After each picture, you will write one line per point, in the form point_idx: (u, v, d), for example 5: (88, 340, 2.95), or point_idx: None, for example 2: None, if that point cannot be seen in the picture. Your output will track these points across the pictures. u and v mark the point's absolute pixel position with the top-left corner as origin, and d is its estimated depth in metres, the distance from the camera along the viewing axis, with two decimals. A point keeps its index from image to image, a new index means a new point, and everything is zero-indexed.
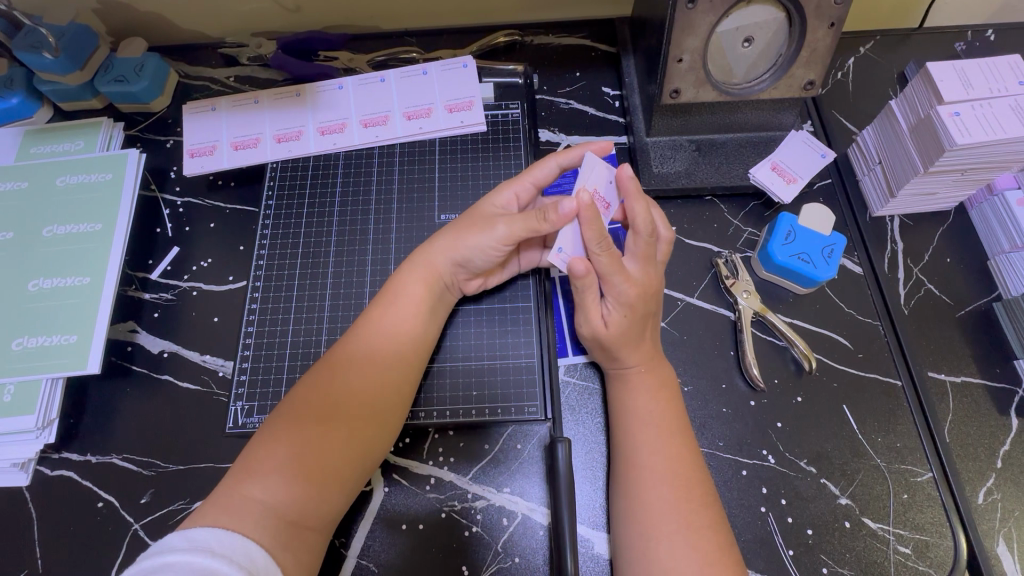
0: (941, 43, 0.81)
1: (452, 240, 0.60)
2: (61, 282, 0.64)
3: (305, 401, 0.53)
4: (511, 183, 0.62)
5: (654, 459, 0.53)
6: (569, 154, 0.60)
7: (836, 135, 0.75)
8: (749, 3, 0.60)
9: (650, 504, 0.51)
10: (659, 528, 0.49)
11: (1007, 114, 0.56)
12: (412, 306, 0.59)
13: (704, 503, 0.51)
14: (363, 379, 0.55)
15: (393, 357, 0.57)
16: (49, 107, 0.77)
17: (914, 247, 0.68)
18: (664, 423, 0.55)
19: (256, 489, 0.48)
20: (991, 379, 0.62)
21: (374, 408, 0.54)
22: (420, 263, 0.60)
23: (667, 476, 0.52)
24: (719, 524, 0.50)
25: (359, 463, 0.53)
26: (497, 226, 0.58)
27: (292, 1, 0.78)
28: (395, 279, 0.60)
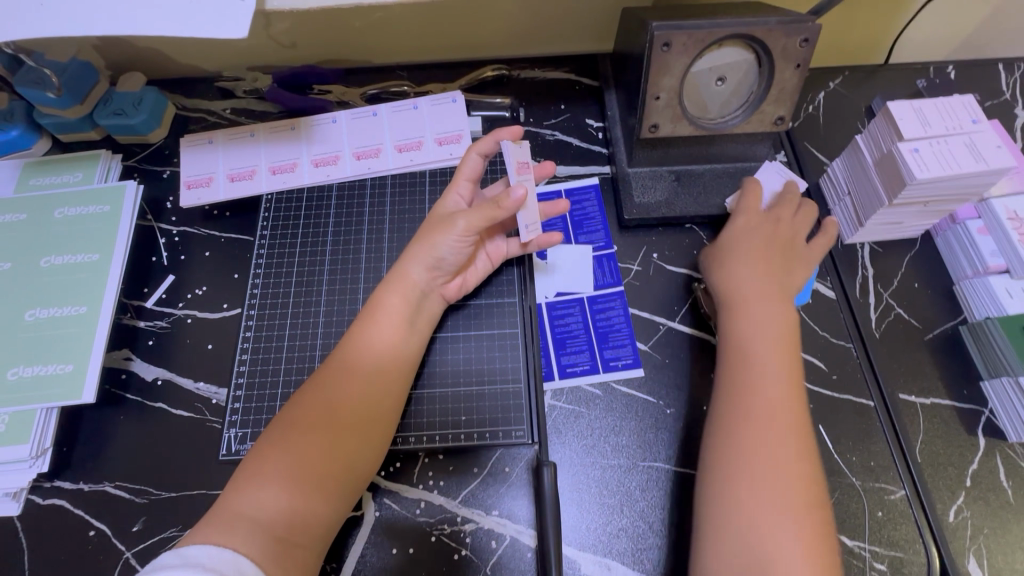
0: (905, 79, 0.86)
1: (422, 245, 0.63)
2: (58, 312, 0.65)
3: (297, 410, 0.56)
4: (451, 186, 0.66)
5: (769, 442, 0.53)
6: (484, 145, 0.66)
7: (808, 165, 0.79)
8: (720, 45, 0.64)
9: (763, 485, 0.51)
10: (768, 507, 0.50)
11: (962, 151, 0.60)
12: (393, 316, 0.61)
13: (807, 487, 0.52)
14: (346, 386, 0.57)
15: (374, 365, 0.59)
16: (47, 139, 0.79)
17: (883, 272, 0.72)
18: (785, 403, 0.55)
19: (248, 506, 0.50)
20: (959, 400, 0.65)
21: (355, 414, 0.56)
22: (398, 278, 0.62)
23: (788, 458, 0.52)
24: (816, 507, 0.51)
25: (348, 474, 0.55)
26: (456, 224, 0.61)
27: (287, 38, 0.81)
28: (379, 292, 0.62)
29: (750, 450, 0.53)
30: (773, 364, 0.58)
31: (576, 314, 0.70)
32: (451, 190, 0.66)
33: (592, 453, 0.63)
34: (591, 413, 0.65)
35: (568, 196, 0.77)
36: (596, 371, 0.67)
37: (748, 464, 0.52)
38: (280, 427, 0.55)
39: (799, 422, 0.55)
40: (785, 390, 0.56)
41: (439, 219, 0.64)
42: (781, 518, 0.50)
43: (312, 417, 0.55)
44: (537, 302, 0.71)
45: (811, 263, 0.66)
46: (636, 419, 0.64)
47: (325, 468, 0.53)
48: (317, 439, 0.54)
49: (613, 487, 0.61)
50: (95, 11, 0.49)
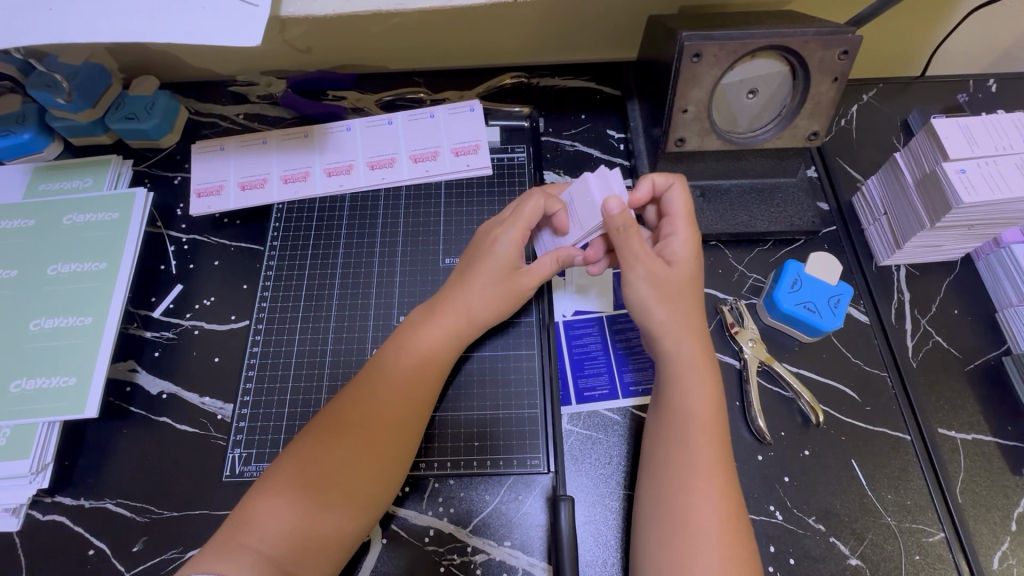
0: (943, 92, 0.82)
1: (477, 291, 0.60)
2: (63, 322, 0.64)
3: (325, 421, 0.54)
4: (517, 231, 0.60)
5: (699, 473, 0.51)
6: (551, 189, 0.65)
7: (841, 182, 0.75)
8: (753, 57, 0.60)
9: (691, 516, 0.49)
10: (698, 538, 0.48)
11: (1013, 172, 0.56)
12: (444, 345, 0.59)
13: (737, 519, 0.50)
14: (385, 407, 0.55)
15: (422, 396, 0.57)
16: (59, 143, 0.77)
17: (920, 297, 0.68)
18: (712, 431, 0.53)
19: (257, 532, 0.48)
20: (1002, 436, 0.61)
21: (393, 445, 0.54)
22: (451, 306, 0.60)
23: (716, 487, 0.50)
24: (744, 539, 0.49)
25: (369, 500, 0.53)
26: (528, 289, 0.61)
27: (302, 43, 0.79)
28: (427, 317, 0.60)
29: (677, 478, 0.51)
30: (702, 392, 0.55)
31: (594, 334, 0.67)
32: (511, 232, 0.60)
33: (610, 484, 0.60)
34: (609, 439, 0.62)
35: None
36: (616, 396, 0.63)
37: (681, 493, 0.50)
38: (305, 440, 0.53)
39: (724, 450, 0.53)
40: (709, 410, 0.54)
41: (504, 271, 0.60)
42: (706, 549, 0.48)
43: (343, 432, 0.53)
44: (555, 320, 0.68)
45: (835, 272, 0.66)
46: None
47: (348, 492, 0.51)
48: (342, 456, 0.52)
49: None
50: (104, 17, 0.47)
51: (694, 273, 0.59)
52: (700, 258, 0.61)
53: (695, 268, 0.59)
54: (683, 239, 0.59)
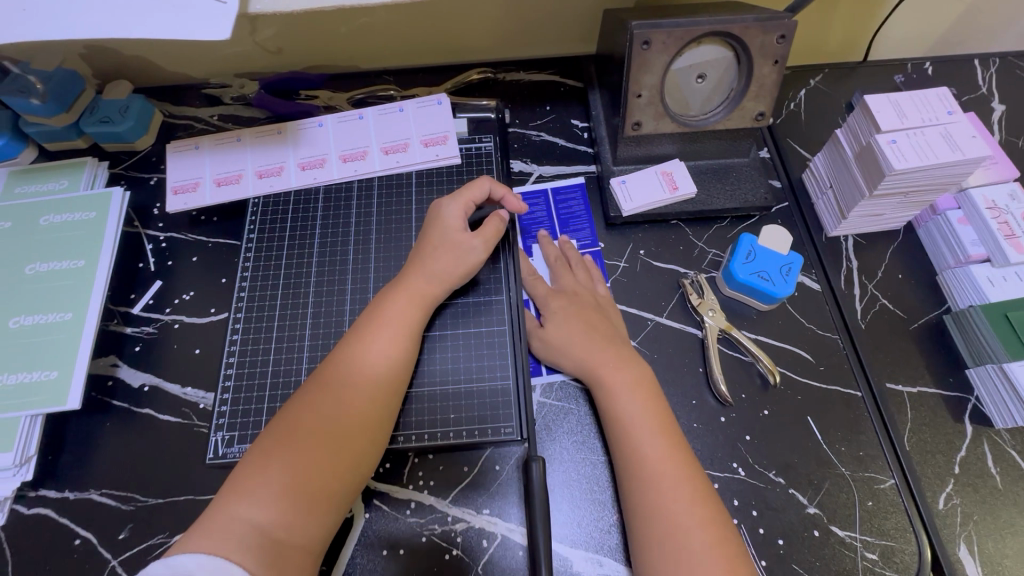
0: (883, 75, 0.87)
1: (429, 263, 0.65)
2: (42, 319, 0.65)
3: (295, 421, 0.55)
4: (454, 198, 0.68)
5: (654, 448, 0.56)
6: (473, 189, 0.68)
7: (791, 160, 0.80)
8: (699, 43, 0.65)
9: (659, 488, 0.54)
10: (674, 508, 0.53)
11: (938, 141, 0.61)
12: (391, 341, 0.60)
13: (699, 478, 0.55)
14: (345, 402, 0.56)
15: (378, 382, 0.58)
16: (34, 148, 0.79)
17: (867, 264, 0.72)
18: (651, 405, 0.59)
19: (242, 518, 0.49)
20: (945, 388, 0.65)
21: (351, 432, 0.55)
22: (416, 281, 0.64)
23: (669, 454, 0.56)
24: (707, 492, 0.55)
25: (343, 488, 0.54)
26: (477, 247, 0.66)
27: (274, 44, 0.82)
28: (394, 290, 0.63)
29: (638, 457, 0.56)
30: (626, 381, 0.61)
31: None
32: (453, 201, 0.68)
33: (585, 450, 0.63)
34: (581, 408, 0.65)
35: (554, 196, 0.77)
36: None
37: (648, 472, 0.55)
38: (267, 448, 0.53)
39: (664, 417, 0.59)
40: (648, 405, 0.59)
41: (452, 235, 0.66)
42: (683, 510, 0.52)
43: (294, 438, 0.54)
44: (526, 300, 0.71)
45: (786, 243, 0.70)
46: None
47: (319, 478, 0.53)
48: (308, 452, 0.53)
49: (605, 483, 0.61)
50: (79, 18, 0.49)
51: (575, 301, 0.67)
52: (575, 318, 0.66)
53: (566, 342, 0.64)
54: (554, 318, 0.66)
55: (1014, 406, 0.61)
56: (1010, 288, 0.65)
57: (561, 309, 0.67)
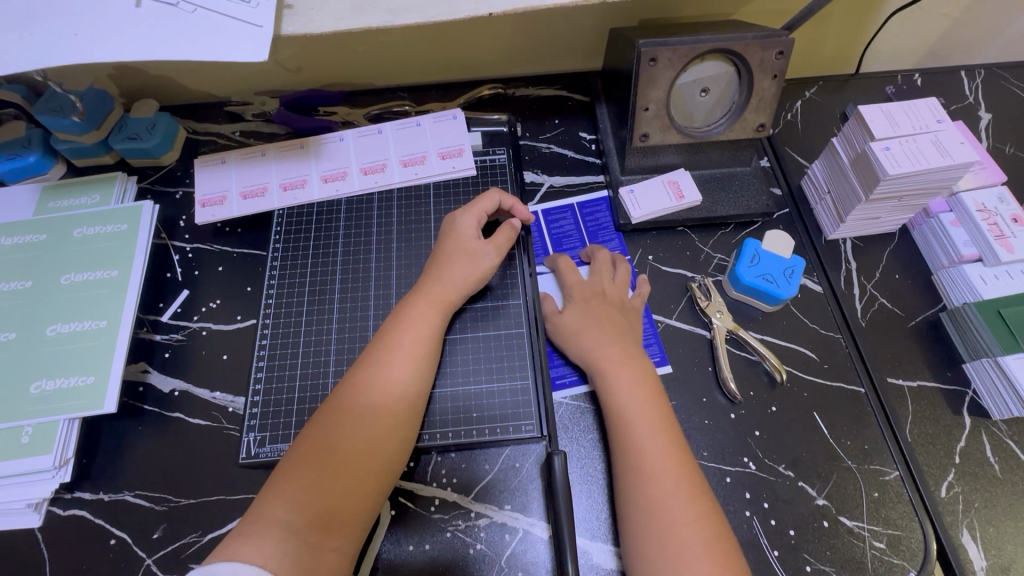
0: (875, 86, 0.92)
1: (444, 276, 0.67)
2: (78, 327, 0.67)
3: (313, 450, 0.56)
4: (467, 210, 0.71)
5: (641, 423, 0.59)
6: (484, 200, 0.72)
7: (790, 169, 0.84)
8: (702, 59, 0.69)
9: (643, 460, 0.56)
10: (658, 478, 0.55)
11: (929, 148, 0.65)
12: (405, 364, 0.61)
13: (683, 453, 0.57)
14: (361, 431, 0.57)
15: (391, 410, 0.59)
16: (63, 164, 0.82)
17: (866, 266, 0.76)
18: (643, 382, 0.62)
19: (273, 524, 0.51)
20: (943, 383, 0.69)
21: (368, 460, 0.57)
22: (435, 287, 0.66)
23: (654, 428, 0.58)
24: (691, 464, 0.57)
25: (368, 503, 0.56)
26: (489, 254, 0.69)
27: (294, 63, 0.86)
28: (416, 296, 0.66)
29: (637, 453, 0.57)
30: (632, 381, 0.62)
31: None
32: (467, 212, 0.71)
33: (600, 443, 0.65)
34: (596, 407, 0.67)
35: (580, 209, 0.80)
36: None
37: (632, 449, 0.57)
38: (291, 468, 0.55)
39: (667, 423, 0.59)
40: (658, 418, 0.59)
41: (466, 244, 0.69)
42: (668, 482, 0.55)
43: (317, 460, 0.55)
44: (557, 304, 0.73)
45: (788, 247, 0.73)
46: None
47: (339, 503, 0.54)
48: (327, 480, 0.54)
49: None
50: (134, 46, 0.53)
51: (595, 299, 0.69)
52: (594, 308, 0.68)
53: (583, 326, 0.67)
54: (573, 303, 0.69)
55: (1010, 397, 0.64)
56: (1002, 286, 0.68)
57: (580, 297, 0.69)
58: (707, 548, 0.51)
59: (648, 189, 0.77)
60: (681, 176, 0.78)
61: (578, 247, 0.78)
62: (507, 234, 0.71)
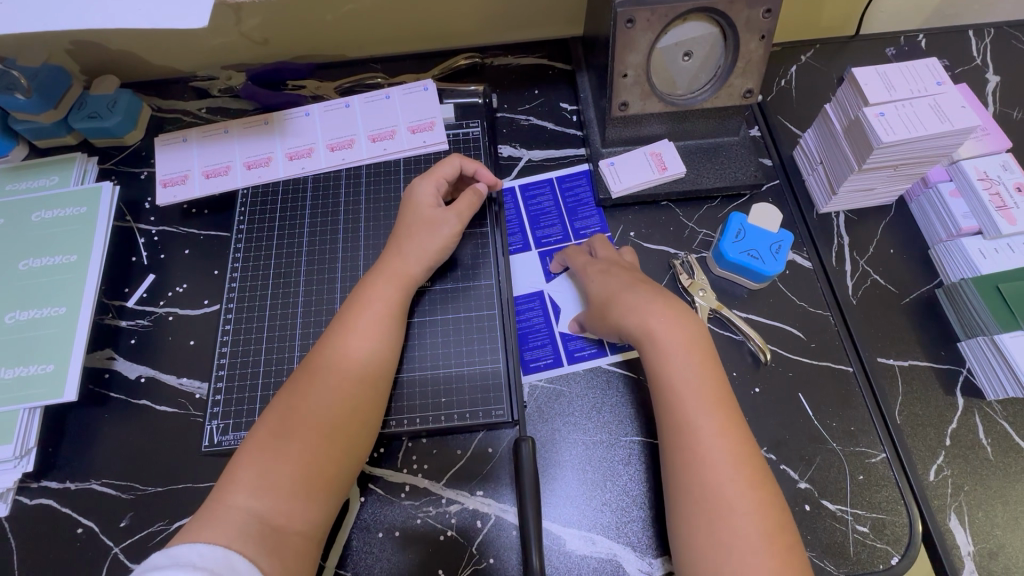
0: (876, 49, 0.86)
1: (404, 247, 0.65)
2: (38, 313, 0.66)
3: (284, 419, 0.55)
4: (426, 177, 0.68)
5: (690, 393, 0.55)
6: (443, 167, 0.68)
7: (782, 138, 0.79)
8: (684, 20, 0.64)
9: (693, 434, 0.53)
10: (709, 453, 0.52)
11: (927, 113, 0.61)
12: (367, 337, 0.59)
13: (732, 416, 0.54)
14: (326, 400, 0.56)
15: (353, 380, 0.57)
16: (24, 145, 0.79)
17: (859, 240, 0.72)
18: (691, 346, 0.57)
19: (243, 501, 0.50)
20: (937, 361, 0.65)
21: (333, 430, 0.55)
22: (394, 262, 0.64)
23: (707, 402, 0.54)
24: (743, 438, 0.53)
25: (331, 491, 0.54)
26: (449, 221, 0.66)
27: (259, 34, 0.82)
28: (377, 272, 0.63)
29: (680, 419, 0.54)
30: (676, 339, 0.57)
31: (537, 310, 0.70)
32: (424, 180, 0.68)
33: (598, 436, 0.63)
34: (572, 390, 0.65)
35: (559, 184, 0.77)
36: (605, 353, 0.66)
37: (681, 418, 0.54)
38: (252, 451, 0.53)
39: (717, 385, 0.56)
40: (704, 381, 0.55)
41: (422, 213, 0.66)
42: (716, 449, 0.52)
43: (282, 446, 0.53)
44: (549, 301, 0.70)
45: (776, 220, 0.70)
46: (619, 394, 0.65)
47: (309, 471, 0.53)
48: (297, 448, 0.53)
49: (596, 463, 0.62)
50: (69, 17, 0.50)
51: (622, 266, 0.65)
52: (620, 275, 0.63)
53: (615, 294, 0.62)
54: (594, 275, 0.65)
55: (1006, 377, 0.61)
56: (1002, 260, 0.65)
57: (602, 270, 0.65)
58: (760, 527, 0.49)
59: (629, 162, 0.74)
60: (665, 149, 0.74)
61: (557, 224, 0.74)
62: (468, 199, 0.68)
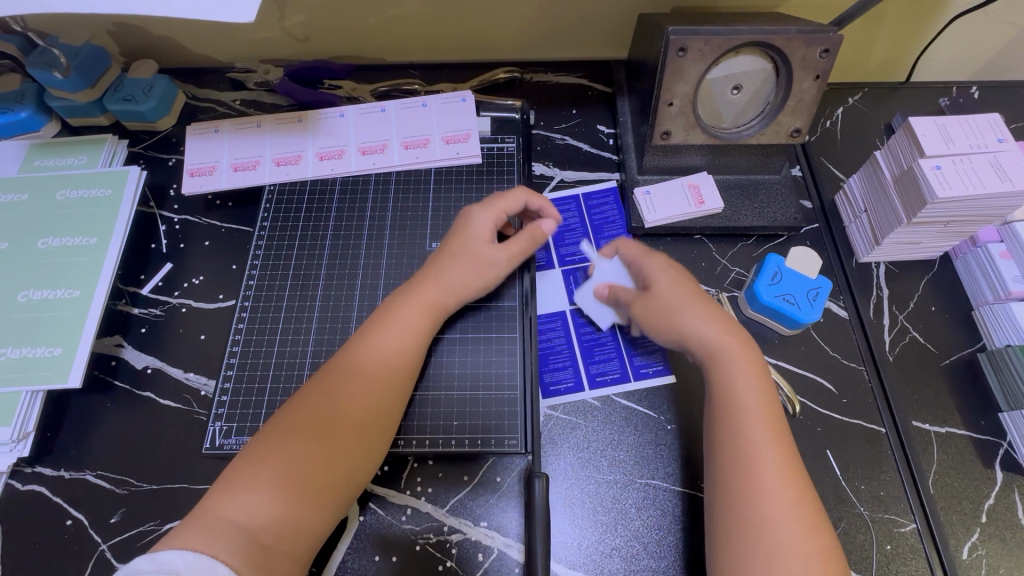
0: (928, 98, 0.84)
1: (445, 275, 0.62)
2: (50, 294, 0.64)
3: (297, 424, 0.53)
4: (488, 208, 0.65)
5: (750, 415, 0.53)
6: (509, 201, 0.66)
7: (824, 181, 0.77)
8: (737, 53, 0.62)
9: (749, 458, 0.50)
10: (765, 485, 0.49)
11: (987, 171, 0.58)
12: (388, 352, 0.58)
13: (788, 447, 0.52)
14: (338, 411, 0.54)
15: (368, 395, 0.56)
16: (57, 123, 0.78)
17: (899, 293, 0.69)
18: (750, 369, 0.55)
19: (236, 507, 0.48)
20: (975, 431, 0.62)
21: (340, 444, 0.53)
22: (430, 284, 0.62)
23: (765, 427, 0.52)
24: (800, 473, 0.51)
25: (327, 507, 0.52)
26: (497, 263, 0.63)
27: (301, 31, 0.81)
28: (409, 289, 0.62)
29: (738, 441, 0.52)
30: (738, 360, 0.56)
31: (559, 330, 0.67)
32: (484, 211, 0.65)
33: (614, 476, 0.60)
34: (589, 423, 0.62)
35: (586, 201, 0.75)
36: (624, 386, 0.64)
37: (732, 442, 0.52)
38: (252, 457, 0.51)
39: (773, 413, 0.54)
40: (762, 405, 0.53)
41: (476, 248, 0.63)
42: (771, 479, 0.49)
43: (305, 445, 0.52)
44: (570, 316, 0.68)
45: (815, 266, 0.67)
46: (637, 433, 0.62)
47: (311, 483, 0.51)
48: (301, 456, 0.51)
49: (608, 504, 0.59)
50: None
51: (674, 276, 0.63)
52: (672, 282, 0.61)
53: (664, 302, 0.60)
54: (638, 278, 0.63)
55: None
56: None
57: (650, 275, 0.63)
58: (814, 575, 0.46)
59: (665, 193, 0.71)
60: (704, 184, 0.72)
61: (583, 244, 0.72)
62: (522, 243, 0.64)
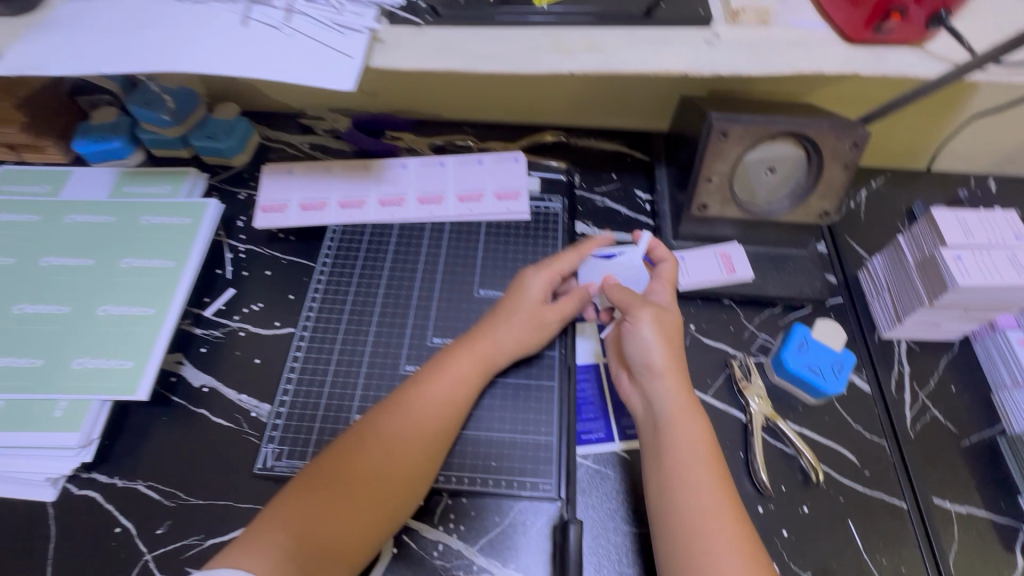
0: (948, 187, 0.89)
1: (499, 332, 0.66)
2: (126, 310, 0.70)
3: (334, 463, 0.57)
4: (546, 270, 0.70)
5: (691, 467, 0.56)
6: (563, 261, 0.71)
7: (848, 257, 0.81)
8: (773, 139, 0.68)
9: (696, 510, 0.54)
10: (711, 537, 0.52)
11: (1004, 264, 0.62)
12: (437, 404, 0.61)
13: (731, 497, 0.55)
14: (379, 455, 0.57)
15: (412, 443, 0.58)
16: (144, 153, 0.86)
17: (920, 371, 0.72)
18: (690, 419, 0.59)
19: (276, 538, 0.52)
20: (995, 513, 0.64)
21: (378, 489, 0.56)
22: (483, 344, 0.66)
23: (709, 478, 0.55)
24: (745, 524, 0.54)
25: (360, 550, 0.54)
26: (552, 322, 0.68)
27: (372, 88, 0.90)
28: (462, 346, 0.66)
29: (683, 493, 0.55)
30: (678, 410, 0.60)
31: (592, 380, 0.70)
32: (539, 273, 0.70)
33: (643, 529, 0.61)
34: (620, 475, 0.64)
35: None
36: None
37: (689, 489, 0.55)
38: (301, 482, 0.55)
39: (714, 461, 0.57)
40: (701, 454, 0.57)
41: (534, 303, 0.68)
42: (717, 529, 0.52)
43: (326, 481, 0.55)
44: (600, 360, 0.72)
45: (839, 338, 0.71)
46: None
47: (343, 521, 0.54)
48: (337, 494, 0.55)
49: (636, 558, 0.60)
50: (230, 64, 0.58)
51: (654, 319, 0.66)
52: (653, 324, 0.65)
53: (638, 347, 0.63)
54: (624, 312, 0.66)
55: None
56: None
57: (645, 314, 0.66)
58: None
59: (697, 260, 0.76)
60: (734, 253, 0.76)
61: None
62: (574, 303, 0.69)
